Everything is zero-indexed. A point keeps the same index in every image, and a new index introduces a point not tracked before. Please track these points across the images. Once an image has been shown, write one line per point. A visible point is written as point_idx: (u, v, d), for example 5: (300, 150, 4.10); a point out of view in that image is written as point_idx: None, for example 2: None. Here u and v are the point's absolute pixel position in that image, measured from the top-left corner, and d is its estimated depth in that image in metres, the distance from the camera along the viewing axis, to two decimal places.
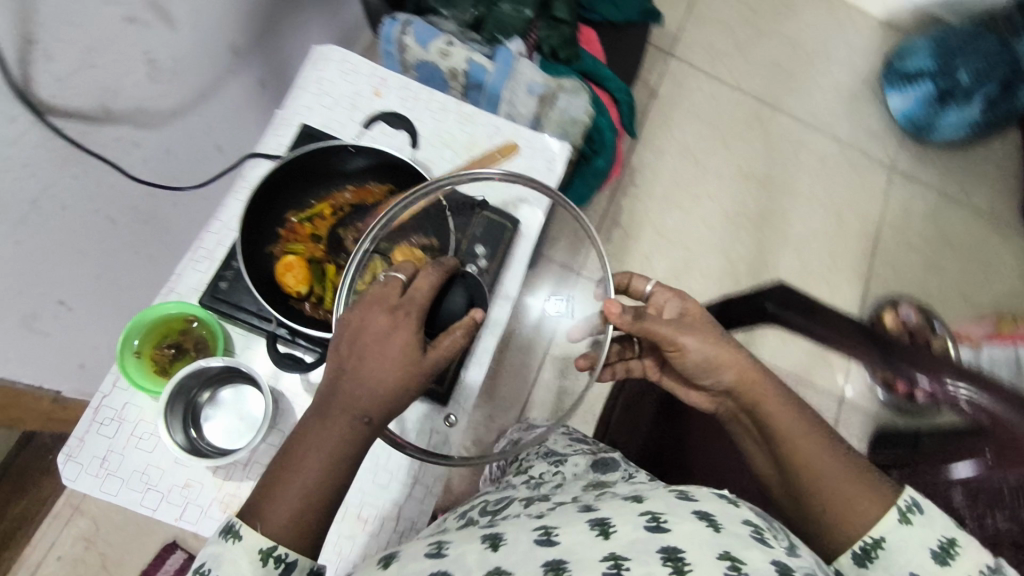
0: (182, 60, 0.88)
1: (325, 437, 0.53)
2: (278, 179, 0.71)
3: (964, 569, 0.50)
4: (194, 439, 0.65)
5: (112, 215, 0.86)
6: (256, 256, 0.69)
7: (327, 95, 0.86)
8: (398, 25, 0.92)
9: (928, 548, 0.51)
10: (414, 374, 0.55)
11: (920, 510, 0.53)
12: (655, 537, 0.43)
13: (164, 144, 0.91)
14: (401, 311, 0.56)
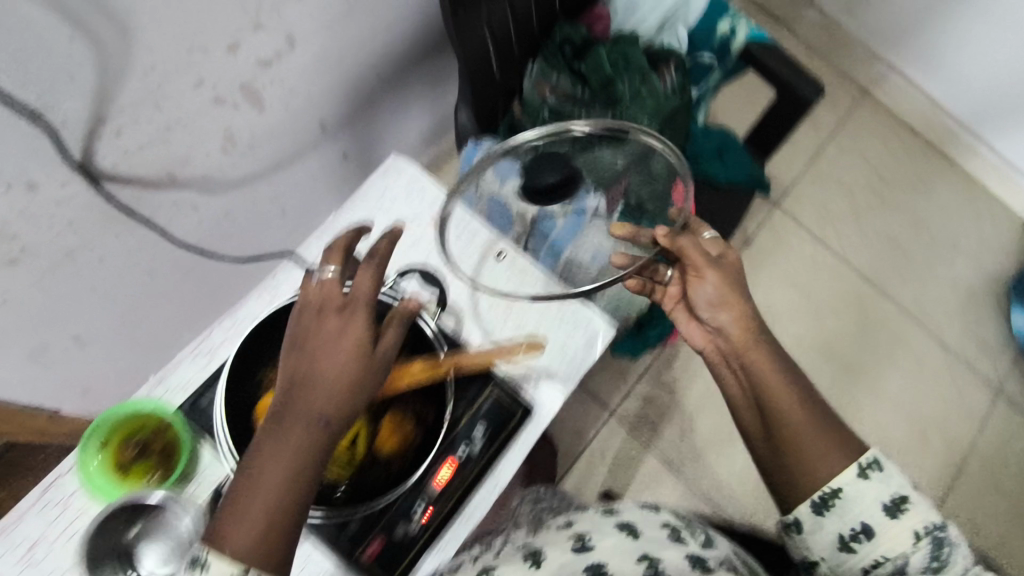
0: (264, 137, 0.87)
1: (280, 444, 0.54)
2: (297, 305, 0.69)
3: (910, 522, 0.58)
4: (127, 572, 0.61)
5: (149, 264, 0.87)
6: (245, 381, 0.66)
7: (385, 213, 0.84)
8: (480, 151, 0.90)
9: (879, 501, 0.59)
10: (366, 369, 0.57)
11: (879, 466, 0.60)
12: (583, 558, 0.60)
13: (224, 206, 0.91)
14: (348, 311, 0.58)
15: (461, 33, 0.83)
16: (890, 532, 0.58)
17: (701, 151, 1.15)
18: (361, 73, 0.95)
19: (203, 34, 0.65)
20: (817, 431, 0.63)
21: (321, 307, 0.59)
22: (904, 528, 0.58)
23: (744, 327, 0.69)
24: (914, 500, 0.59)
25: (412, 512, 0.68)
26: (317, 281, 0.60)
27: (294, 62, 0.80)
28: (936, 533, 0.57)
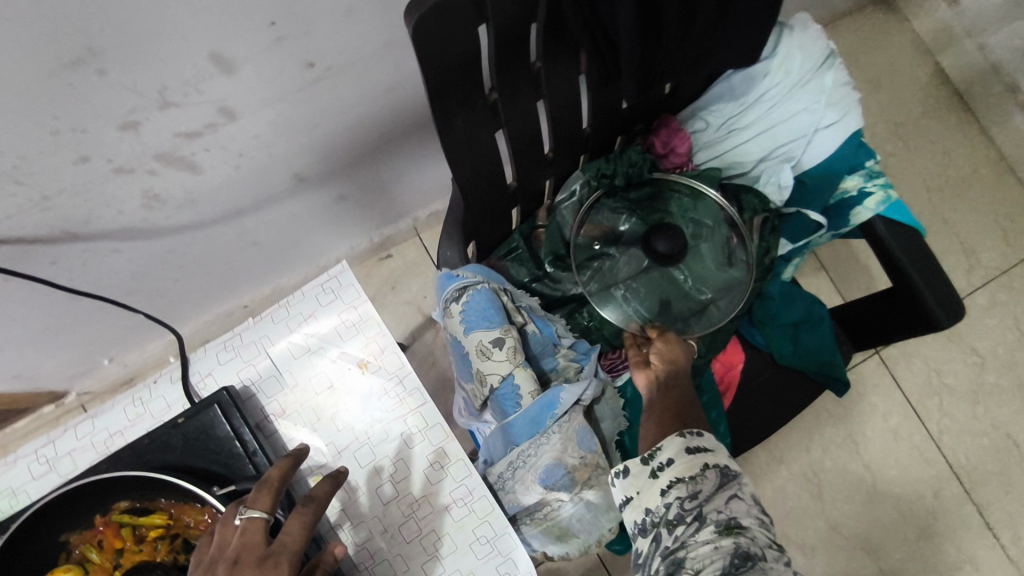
0: (210, 194, 0.73)
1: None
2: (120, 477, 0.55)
3: (706, 460, 0.58)
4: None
5: (68, 294, 0.78)
6: (44, 542, 0.55)
7: (302, 341, 0.67)
8: (456, 285, 0.70)
9: (685, 444, 0.59)
10: None
11: (700, 433, 0.61)
12: None
13: (161, 248, 0.79)
14: (269, 561, 0.46)
15: (457, 148, 0.61)
16: (686, 468, 0.58)
17: (774, 320, 0.88)
18: (353, 132, 0.77)
19: (75, 114, 0.51)
20: (686, 417, 0.65)
21: (236, 557, 0.45)
22: (698, 464, 0.58)
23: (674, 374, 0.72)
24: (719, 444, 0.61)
25: None
26: (235, 522, 0.47)
27: (238, 132, 0.65)
28: (726, 475, 0.57)
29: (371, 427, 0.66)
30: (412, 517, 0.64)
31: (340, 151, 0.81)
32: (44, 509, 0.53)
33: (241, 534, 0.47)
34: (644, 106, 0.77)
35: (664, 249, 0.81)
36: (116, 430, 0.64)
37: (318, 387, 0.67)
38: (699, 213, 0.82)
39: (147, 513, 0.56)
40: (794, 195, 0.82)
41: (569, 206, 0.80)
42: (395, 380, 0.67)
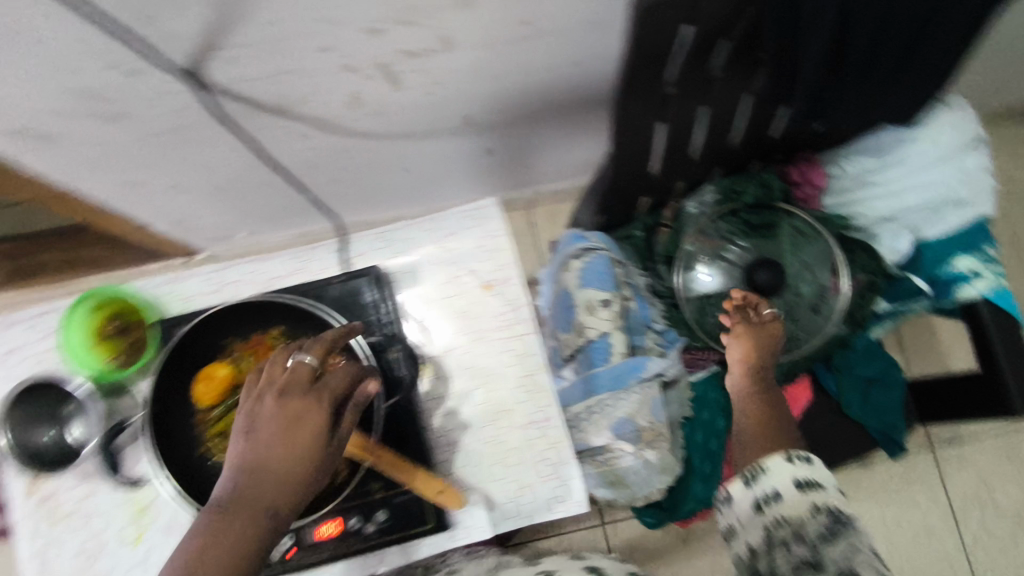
0: (397, 109, 0.83)
1: (210, 531, 0.44)
2: (286, 305, 0.66)
3: (814, 498, 0.58)
4: (36, 444, 0.68)
5: (253, 161, 0.90)
6: (210, 339, 0.66)
7: (441, 250, 0.76)
8: (581, 245, 0.79)
9: (793, 476, 0.60)
10: (316, 466, 0.47)
11: (808, 460, 0.62)
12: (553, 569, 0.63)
13: (337, 147, 0.90)
14: (310, 399, 0.48)
15: (625, 119, 0.71)
16: (793, 501, 0.59)
17: (850, 369, 0.92)
18: (529, 90, 0.86)
19: (341, 11, 0.61)
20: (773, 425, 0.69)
21: (281, 391, 0.48)
22: (806, 500, 0.58)
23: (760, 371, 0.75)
24: (833, 484, 0.60)
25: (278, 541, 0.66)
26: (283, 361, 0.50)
27: (445, 63, 0.74)
28: (838, 520, 0.56)
29: (477, 340, 0.74)
30: (490, 423, 0.72)
31: (510, 106, 0.90)
32: (227, 312, 0.66)
33: (288, 371, 0.49)
34: (793, 141, 0.82)
35: (763, 282, 0.84)
36: (274, 276, 0.74)
37: (445, 293, 0.75)
38: (811, 254, 0.87)
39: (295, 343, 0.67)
40: (905, 261, 0.87)
41: (693, 216, 0.88)
42: (510, 307, 0.75)
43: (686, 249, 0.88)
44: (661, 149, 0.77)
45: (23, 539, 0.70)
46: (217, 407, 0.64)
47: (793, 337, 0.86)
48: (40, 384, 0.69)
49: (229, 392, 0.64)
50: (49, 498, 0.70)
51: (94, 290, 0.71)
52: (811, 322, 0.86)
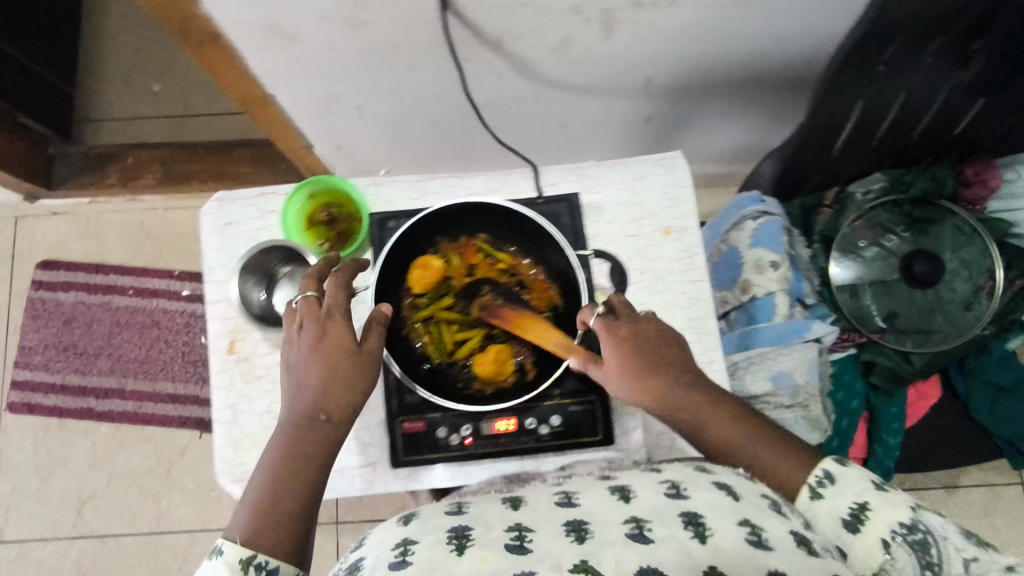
0: (594, 61, 0.87)
1: (281, 448, 0.60)
2: (499, 212, 0.70)
3: (876, 531, 0.56)
4: (259, 302, 0.74)
5: (441, 94, 0.95)
6: (423, 235, 0.70)
7: (628, 193, 0.80)
8: (757, 207, 0.82)
9: (838, 517, 0.57)
10: (351, 363, 0.63)
11: (831, 479, 0.59)
12: (670, 504, 0.55)
13: (520, 91, 0.94)
14: (327, 319, 0.63)
15: (828, 92, 0.74)
16: (861, 546, 0.56)
17: (982, 376, 0.94)
18: (718, 61, 0.89)
19: None
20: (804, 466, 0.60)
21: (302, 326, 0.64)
22: (871, 538, 0.55)
23: (653, 354, 0.64)
24: (869, 487, 0.58)
25: (459, 428, 0.71)
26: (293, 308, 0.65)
27: (664, 20, 0.78)
28: (909, 535, 0.55)
29: (654, 281, 0.79)
30: None
31: (692, 75, 0.93)
32: (443, 214, 0.69)
33: (303, 312, 0.64)
34: (974, 140, 0.84)
35: (921, 273, 0.86)
36: (474, 193, 0.79)
37: (628, 234, 0.79)
38: (970, 253, 0.89)
39: (499, 249, 0.72)
40: None
41: (856, 200, 0.92)
42: (687, 253, 0.79)
43: (844, 230, 0.91)
44: (849, 130, 0.80)
45: (216, 391, 0.76)
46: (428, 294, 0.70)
47: (942, 331, 0.89)
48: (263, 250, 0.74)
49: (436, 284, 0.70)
50: (246, 360, 0.77)
51: (320, 176, 0.76)
52: (960, 319, 0.88)
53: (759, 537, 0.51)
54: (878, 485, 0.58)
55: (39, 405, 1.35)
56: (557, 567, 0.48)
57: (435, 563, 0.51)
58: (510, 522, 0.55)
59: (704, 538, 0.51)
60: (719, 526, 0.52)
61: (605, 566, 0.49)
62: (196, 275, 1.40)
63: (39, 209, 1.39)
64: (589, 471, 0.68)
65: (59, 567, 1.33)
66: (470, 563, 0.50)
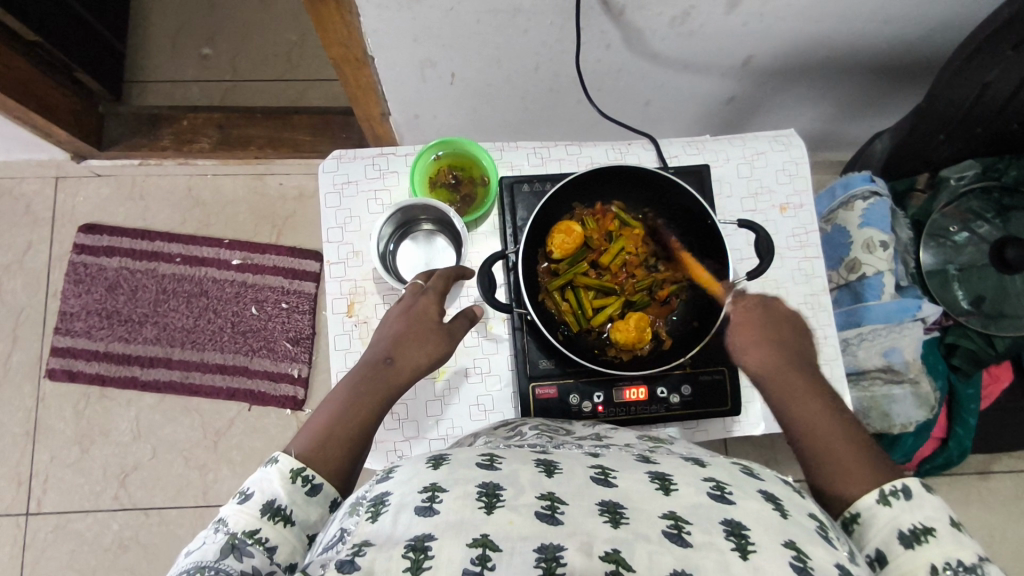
0: (705, 34, 0.87)
1: (350, 385, 0.61)
2: (641, 177, 0.68)
3: (927, 556, 0.48)
4: (388, 253, 0.74)
5: (539, 62, 0.94)
6: (563, 201, 0.69)
7: (744, 168, 0.81)
8: (867, 187, 0.84)
9: (896, 529, 0.50)
10: (429, 327, 0.64)
11: (907, 494, 0.51)
12: (720, 507, 0.41)
13: (622, 63, 0.94)
14: (421, 289, 0.67)
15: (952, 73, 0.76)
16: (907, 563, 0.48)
17: None
18: (822, 40, 0.90)
19: None
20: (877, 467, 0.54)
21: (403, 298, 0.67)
22: (921, 560, 0.48)
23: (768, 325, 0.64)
24: (944, 517, 0.50)
25: (587, 397, 0.71)
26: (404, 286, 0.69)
27: None
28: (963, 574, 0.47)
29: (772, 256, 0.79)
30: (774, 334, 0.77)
31: (792, 55, 0.94)
32: (585, 178, 0.68)
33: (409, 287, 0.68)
34: None
35: (1011, 258, 0.87)
36: (596, 162, 0.79)
37: (746, 208, 0.80)
38: None
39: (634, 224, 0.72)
40: None
41: (949, 186, 0.96)
42: (803, 229, 0.79)
43: (933, 217, 0.95)
44: (960, 116, 0.82)
45: (334, 354, 0.74)
46: (568, 259, 0.70)
47: None
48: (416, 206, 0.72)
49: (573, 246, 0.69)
50: (365, 322, 0.75)
51: (470, 143, 0.76)
52: None
53: (806, 566, 0.38)
54: (953, 521, 0.50)
55: (81, 372, 1.31)
56: (585, 551, 0.37)
57: (458, 519, 0.39)
58: (539, 491, 0.41)
59: (749, 554, 0.38)
60: (765, 540, 0.39)
61: (637, 562, 0.37)
62: (247, 244, 1.35)
63: (84, 170, 1.34)
64: (630, 446, 0.55)
65: (98, 541, 1.26)
66: (496, 526, 0.39)
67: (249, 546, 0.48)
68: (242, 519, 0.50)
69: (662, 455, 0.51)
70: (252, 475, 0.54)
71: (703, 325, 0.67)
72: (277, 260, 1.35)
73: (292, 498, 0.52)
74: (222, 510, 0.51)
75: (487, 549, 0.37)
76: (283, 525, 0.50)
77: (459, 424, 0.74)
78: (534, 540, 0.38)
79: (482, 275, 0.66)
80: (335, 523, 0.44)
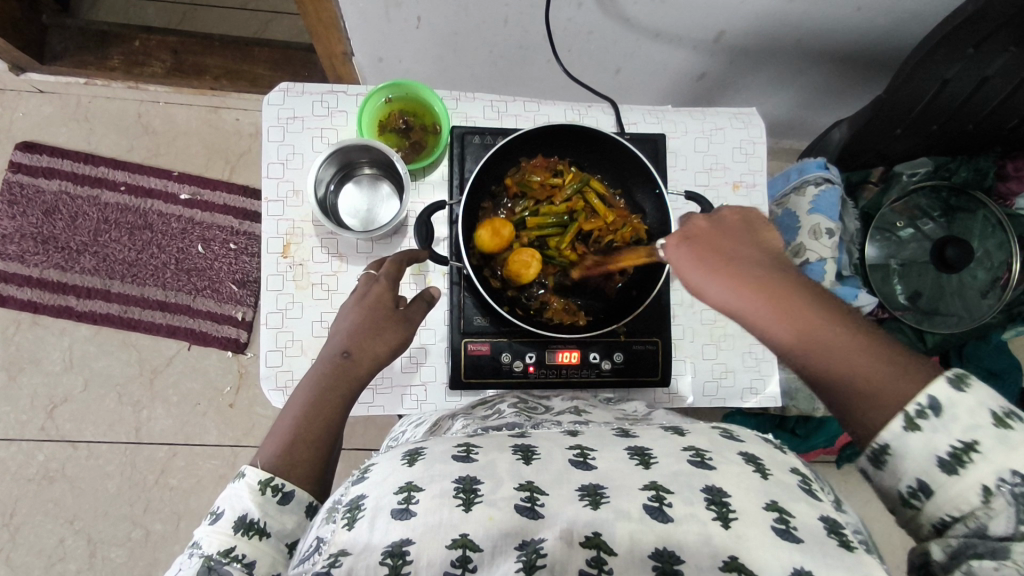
0: (678, 4, 0.85)
1: (312, 386, 0.56)
2: (587, 137, 0.67)
3: (978, 475, 0.40)
4: (327, 195, 0.71)
5: (509, 15, 0.91)
6: (509, 154, 0.68)
7: (702, 141, 0.80)
8: (820, 175, 0.84)
9: (932, 455, 0.42)
10: (384, 314, 0.60)
11: (937, 410, 0.42)
12: (700, 476, 0.40)
13: (594, 25, 0.92)
14: (373, 278, 0.63)
15: (911, 69, 0.76)
16: (954, 489, 0.41)
17: (977, 360, 0.99)
18: (795, 22, 0.89)
19: None
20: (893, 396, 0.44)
21: (360, 292, 0.62)
22: (968, 483, 0.40)
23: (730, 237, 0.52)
24: (986, 421, 0.41)
25: (523, 356, 0.70)
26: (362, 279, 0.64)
27: None
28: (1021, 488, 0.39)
29: None
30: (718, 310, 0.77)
31: (764, 35, 0.93)
32: (532, 135, 0.66)
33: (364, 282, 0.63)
34: (1016, 137, 0.88)
35: (949, 257, 0.88)
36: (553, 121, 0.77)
37: (698, 183, 0.79)
38: (996, 244, 0.92)
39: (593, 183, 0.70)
40: None
41: (902, 180, 0.98)
42: (752, 209, 0.79)
43: (883, 211, 0.96)
44: (919, 108, 0.82)
45: (266, 294, 0.72)
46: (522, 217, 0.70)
47: (957, 315, 0.93)
48: (357, 147, 0.69)
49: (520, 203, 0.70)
50: (301, 265, 0.72)
51: (424, 88, 0.73)
52: (977, 304, 0.92)
53: (788, 525, 0.38)
54: (997, 418, 0.41)
55: (12, 298, 1.25)
56: (567, 539, 0.37)
57: (436, 520, 0.37)
58: (517, 480, 0.40)
59: (732, 523, 0.37)
60: (746, 505, 0.38)
61: (619, 545, 0.37)
62: (196, 179, 1.30)
63: (25, 85, 1.27)
64: (609, 422, 0.54)
65: (22, 471, 1.23)
66: (476, 524, 0.37)
67: (226, 566, 0.45)
68: (216, 541, 0.47)
69: (641, 428, 0.49)
70: (221, 492, 0.51)
71: (642, 293, 0.66)
72: (227, 199, 1.30)
73: (265, 510, 0.49)
74: (196, 532, 0.49)
75: (468, 550, 0.36)
76: (259, 539, 0.48)
77: (395, 376, 0.72)
78: (516, 537, 0.37)
79: (419, 224, 0.65)
80: (313, 532, 0.41)
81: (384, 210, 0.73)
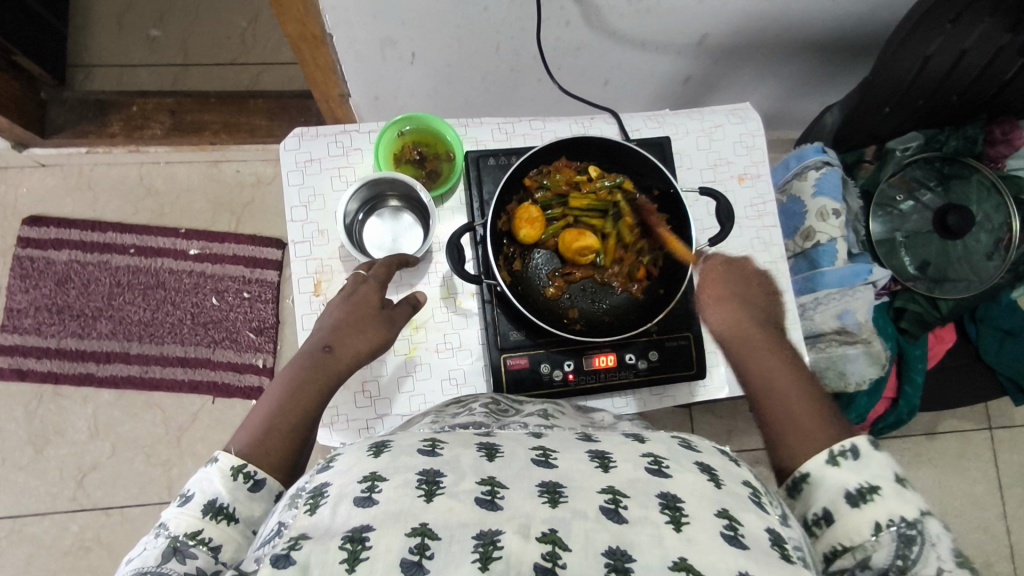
0: (661, 13, 0.89)
1: (289, 381, 0.58)
2: (600, 144, 0.70)
3: (873, 513, 0.50)
4: (355, 223, 0.73)
5: (500, 40, 0.94)
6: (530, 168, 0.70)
7: (703, 138, 0.83)
8: (820, 158, 0.88)
9: (844, 488, 0.51)
10: (369, 317, 0.64)
11: (855, 455, 0.53)
12: (656, 482, 0.41)
13: (582, 41, 0.95)
14: (363, 280, 0.66)
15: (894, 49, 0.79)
16: (851, 520, 0.50)
17: (991, 321, 1.03)
18: (772, 18, 0.92)
19: None
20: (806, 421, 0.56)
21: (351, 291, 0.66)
22: (865, 518, 0.50)
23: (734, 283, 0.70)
24: (888, 475, 0.51)
25: (562, 365, 0.72)
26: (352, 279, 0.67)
27: None
28: (905, 530, 0.49)
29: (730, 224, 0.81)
30: None
31: (744, 33, 0.96)
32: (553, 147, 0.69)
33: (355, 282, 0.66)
34: (1005, 100, 0.90)
35: (952, 225, 0.92)
36: (560, 136, 0.80)
37: (704, 179, 0.82)
38: (992, 207, 0.96)
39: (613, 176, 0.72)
40: None
41: (896, 155, 1.01)
42: (761, 199, 0.82)
43: (882, 187, 1.00)
44: (907, 84, 0.85)
45: (303, 333, 0.73)
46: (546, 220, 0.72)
47: (965, 279, 0.96)
48: (384, 180, 0.72)
49: (543, 199, 0.71)
50: None
51: (437, 119, 0.76)
52: (983, 267, 0.95)
53: (737, 533, 0.39)
54: (898, 476, 0.52)
55: (32, 370, 1.26)
56: (522, 532, 0.36)
57: (397, 507, 0.37)
58: (477, 475, 0.40)
59: (682, 527, 0.38)
60: (699, 512, 0.39)
61: (574, 542, 0.36)
62: (205, 233, 1.32)
63: (27, 160, 1.29)
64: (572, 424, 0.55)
65: (57, 544, 1.21)
66: (435, 513, 0.37)
67: (191, 548, 0.46)
68: (182, 523, 0.47)
69: (600, 432, 0.50)
70: (192, 478, 0.51)
71: (668, 292, 0.69)
72: (236, 249, 1.32)
73: (235, 496, 0.50)
74: (163, 514, 0.49)
75: (425, 537, 0.35)
76: (227, 524, 0.48)
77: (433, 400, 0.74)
78: (472, 527, 0.36)
79: (449, 249, 0.67)
80: (274, 518, 0.41)
81: (415, 238, 0.75)
